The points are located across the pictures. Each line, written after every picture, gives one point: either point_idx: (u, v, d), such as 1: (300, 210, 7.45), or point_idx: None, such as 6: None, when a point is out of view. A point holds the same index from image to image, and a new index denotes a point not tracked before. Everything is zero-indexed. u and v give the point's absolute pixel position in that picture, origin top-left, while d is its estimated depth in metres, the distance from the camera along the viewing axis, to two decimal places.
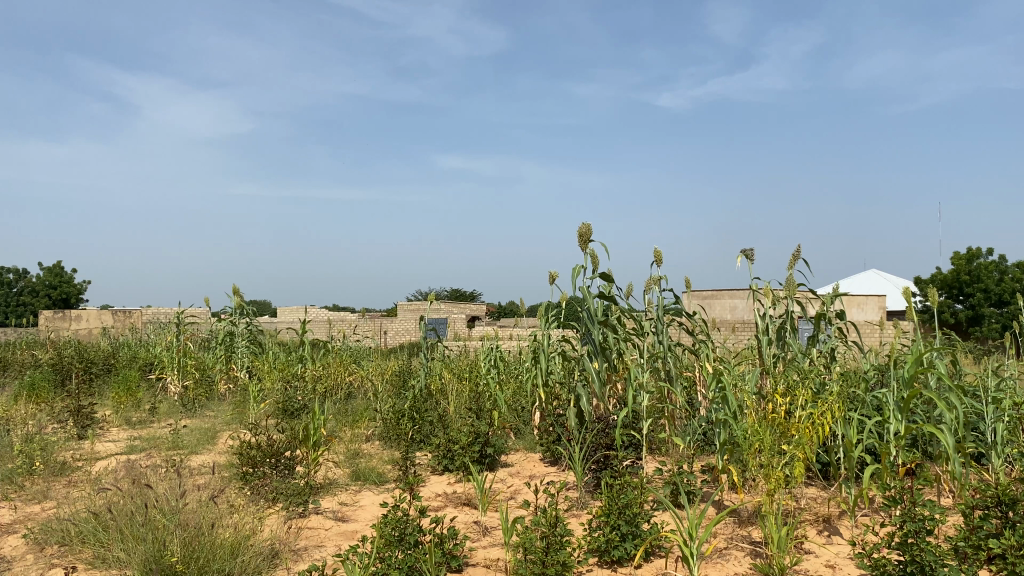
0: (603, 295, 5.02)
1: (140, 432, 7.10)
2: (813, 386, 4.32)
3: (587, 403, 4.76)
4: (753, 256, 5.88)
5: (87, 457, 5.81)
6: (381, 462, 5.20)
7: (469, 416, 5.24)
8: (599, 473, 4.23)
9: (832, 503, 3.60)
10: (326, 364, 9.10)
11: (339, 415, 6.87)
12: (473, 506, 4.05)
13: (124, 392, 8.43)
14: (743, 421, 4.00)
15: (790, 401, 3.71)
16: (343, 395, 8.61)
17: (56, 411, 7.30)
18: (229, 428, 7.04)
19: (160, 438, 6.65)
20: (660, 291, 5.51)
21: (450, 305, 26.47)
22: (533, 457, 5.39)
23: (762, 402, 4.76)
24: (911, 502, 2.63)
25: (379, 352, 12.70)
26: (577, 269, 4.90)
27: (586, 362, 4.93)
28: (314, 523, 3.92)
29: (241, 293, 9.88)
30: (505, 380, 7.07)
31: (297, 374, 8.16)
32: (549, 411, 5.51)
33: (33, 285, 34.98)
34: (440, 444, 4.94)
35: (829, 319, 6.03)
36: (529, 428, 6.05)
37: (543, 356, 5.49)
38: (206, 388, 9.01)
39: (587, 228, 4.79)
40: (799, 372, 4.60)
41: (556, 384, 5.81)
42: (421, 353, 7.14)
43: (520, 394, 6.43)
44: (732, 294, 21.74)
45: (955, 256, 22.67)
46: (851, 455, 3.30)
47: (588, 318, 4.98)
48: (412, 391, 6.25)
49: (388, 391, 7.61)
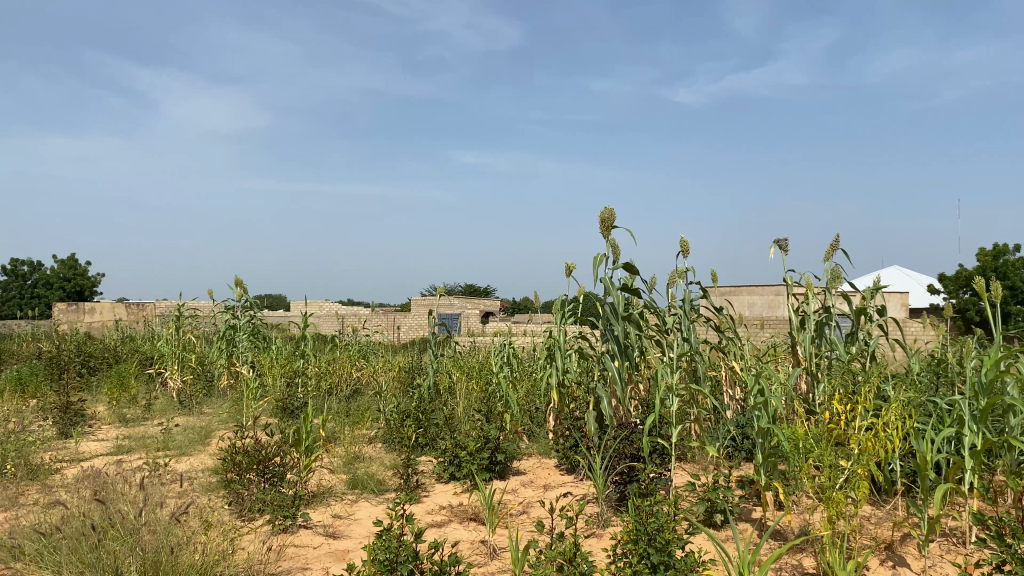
0: (628, 288, 4.57)
1: (132, 431, 6.71)
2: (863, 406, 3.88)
3: (609, 407, 4.31)
4: (785, 246, 5.71)
5: (68, 458, 5.41)
6: (381, 468, 4.76)
7: (478, 417, 4.78)
8: (623, 487, 3.76)
9: (894, 525, 3.10)
10: (331, 359, 8.68)
11: (341, 414, 6.44)
12: (481, 522, 3.62)
13: (118, 388, 8.05)
14: (787, 428, 3.53)
15: (847, 408, 3.24)
16: (348, 393, 8.22)
17: (43, 407, 6.91)
18: (225, 427, 6.64)
19: (150, 438, 6.24)
20: (687, 284, 5.07)
21: (464, 300, 26.10)
22: (548, 463, 4.94)
23: (805, 407, 4.28)
24: (1017, 540, 2.13)
25: (388, 346, 12.28)
26: (598, 258, 4.45)
27: (608, 362, 4.48)
28: (301, 540, 3.48)
29: (244, 284, 9.48)
30: (517, 378, 6.63)
31: (300, 369, 7.75)
32: (566, 413, 5.06)
33: (47, 277, 35.00)
34: (446, 449, 4.49)
35: (871, 316, 5.59)
36: (543, 430, 5.60)
37: (560, 353, 5.05)
38: (205, 383, 8.62)
39: (609, 212, 4.34)
40: (846, 373, 4.12)
41: (574, 385, 5.35)
42: (429, 348, 6.71)
43: (534, 394, 6.00)
44: (751, 291, 21.21)
45: (981, 253, 22.03)
46: (922, 472, 2.81)
47: (614, 313, 4.51)
48: (418, 390, 5.83)
49: (395, 389, 7.17)
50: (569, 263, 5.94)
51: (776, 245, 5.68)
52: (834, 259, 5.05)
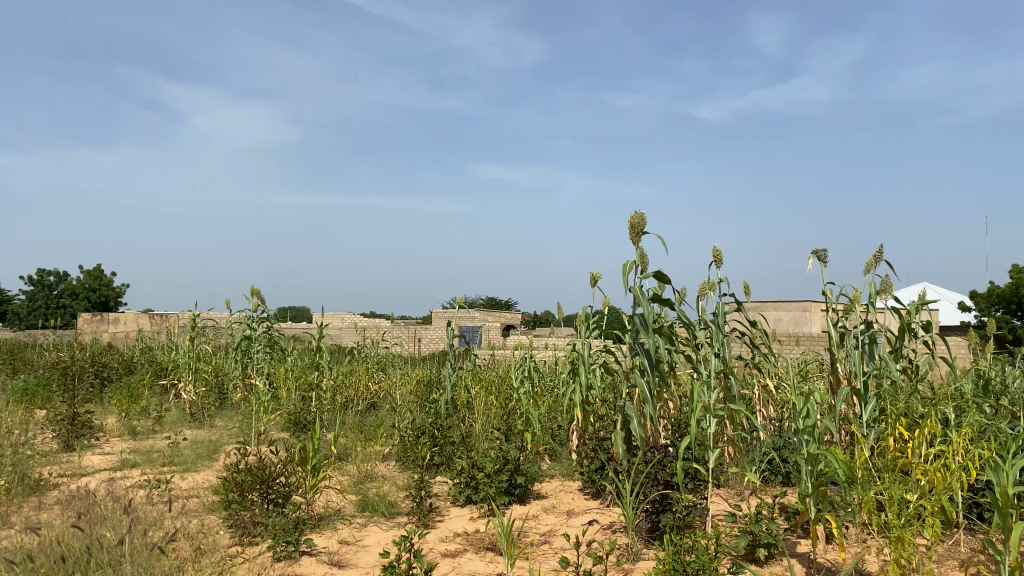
0: (659, 299, 4.26)
1: (140, 444, 6.48)
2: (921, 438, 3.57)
3: (639, 427, 4.00)
4: (824, 256, 5.40)
5: (69, 474, 5.17)
6: (393, 489, 4.48)
7: (497, 436, 4.48)
8: (655, 517, 3.45)
9: (963, 568, 2.76)
10: (347, 372, 8.43)
11: (355, 430, 6.18)
12: (499, 552, 3.33)
13: (128, 400, 7.83)
14: (839, 452, 3.23)
15: (910, 435, 2.91)
16: (364, 407, 7.96)
17: (49, 418, 6.70)
18: (234, 441, 6.39)
19: (157, 453, 6.01)
20: (721, 297, 4.77)
21: (486, 313, 25.86)
22: (571, 486, 4.63)
23: (852, 430, 3.94)
24: None
25: (407, 359, 12.03)
26: (628, 266, 4.16)
27: (638, 379, 4.18)
28: (302, 570, 3.21)
29: (260, 294, 9.26)
30: (538, 394, 6.34)
31: (314, 383, 7.50)
32: (591, 433, 4.75)
33: (72, 287, 35.25)
34: (462, 470, 4.20)
35: (916, 333, 5.25)
36: (565, 450, 5.30)
37: (585, 368, 4.76)
38: (217, 396, 8.39)
39: (640, 217, 4.05)
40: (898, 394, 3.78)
41: (599, 402, 5.04)
42: (447, 361, 6.43)
43: (557, 411, 5.70)
44: (777, 306, 20.79)
45: (1014, 269, 21.46)
46: (1001, 511, 2.48)
47: (646, 326, 4.21)
48: (434, 405, 5.56)
49: (411, 404, 6.89)
50: (595, 274, 5.65)
51: (814, 256, 5.37)
52: (881, 271, 4.72)
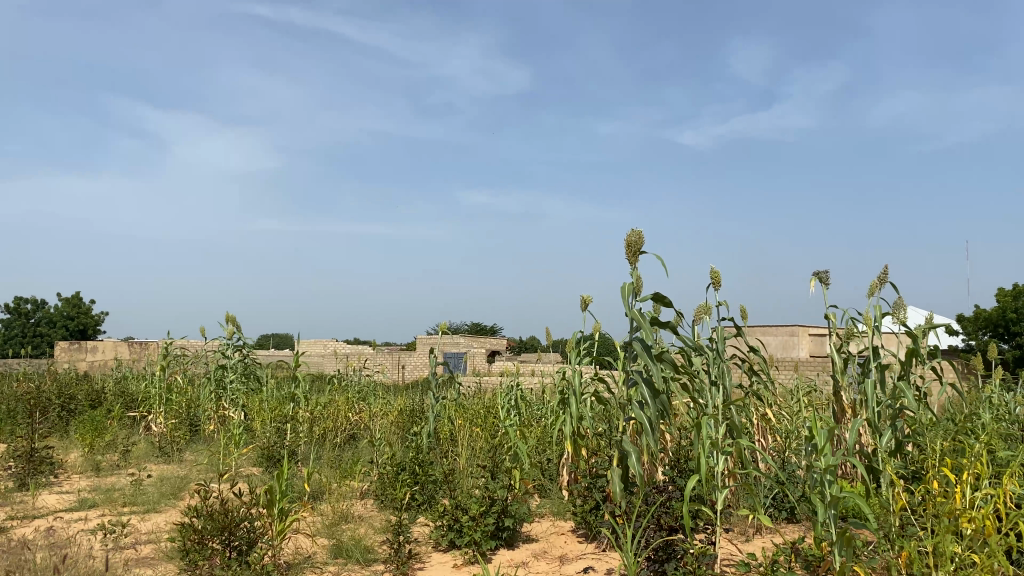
0: (659, 323, 3.98)
1: (101, 482, 6.07)
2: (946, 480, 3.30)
3: (639, 464, 3.69)
4: (826, 279, 5.15)
5: (19, 517, 4.76)
6: (369, 532, 4.13)
7: (483, 474, 4.16)
8: (658, 566, 3.15)
9: None
10: (326, 402, 8.05)
11: (332, 467, 5.81)
12: None
13: (92, 433, 7.40)
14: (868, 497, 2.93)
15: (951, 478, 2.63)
16: (342, 440, 7.59)
17: (5, 455, 6.27)
18: (203, 478, 6.00)
19: (118, 491, 5.61)
20: (722, 321, 4.49)
21: (471, 340, 25.51)
22: (563, 526, 4.31)
23: (870, 467, 3.65)
24: None
25: (389, 387, 11.67)
26: (626, 288, 3.87)
27: (637, 411, 3.88)
28: None
29: (235, 320, 8.89)
30: (526, 425, 6.02)
31: (290, 415, 7.13)
32: (584, 468, 4.44)
33: (50, 315, 34.55)
34: (444, 512, 3.87)
35: (923, 359, 4.99)
36: (555, 486, 4.97)
37: (578, 398, 4.46)
38: (188, 428, 7.98)
39: (638, 235, 3.77)
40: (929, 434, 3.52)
41: (592, 434, 4.73)
42: (430, 391, 6.10)
43: (546, 444, 5.38)
44: (764, 331, 20.57)
45: (1000, 293, 21.42)
46: None
47: (646, 352, 3.92)
48: (415, 439, 5.22)
49: (392, 437, 6.53)
50: (585, 297, 5.36)
51: (816, 278, 5.11)
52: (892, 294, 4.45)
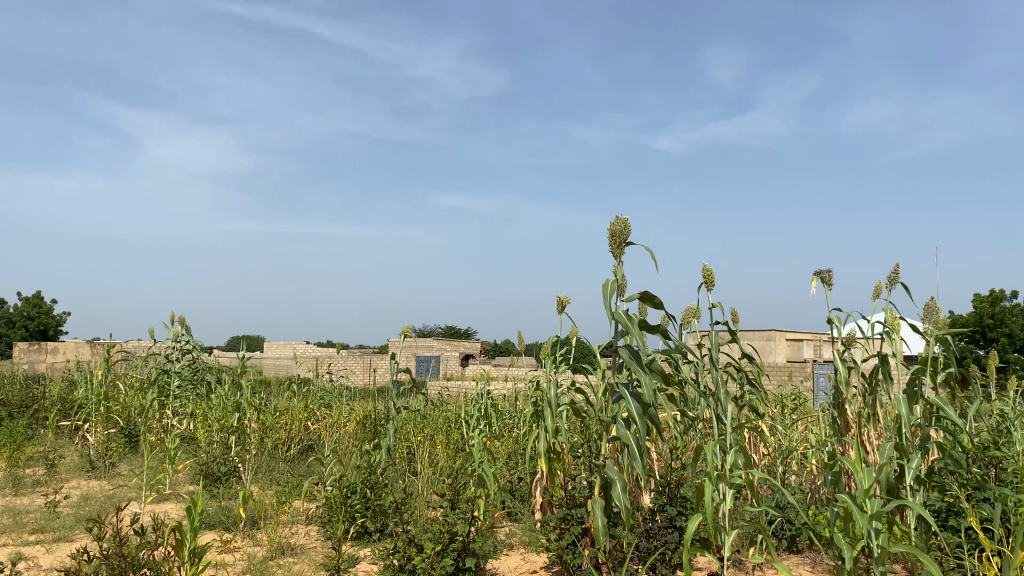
0: (649, 328, 3.41)
1: (13, 502, 5.35)
2: (994, 515, 2.79)
3: (627, 495, 3.14)
4: (828, 279, 4.61)
5: None
6: (307, 571, 3.51)
7: (442, 502, 3.58)
8: None
9: None
10: (280, 411, 7.39)
11: (277, 487, 5.17)
12: None
13: (15, 446, 6.66)
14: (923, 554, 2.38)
15: None
16: (295, 453, 6.94)
17: None
18: (129, 499, 5.31)
19: (29, 514, 4.91)
20: (716, 322, 3.94)
21: (443, 343, 24.85)
22: (533, 559, 3.76)
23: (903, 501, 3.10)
24: None
25: (353, 392, 11.01)
26: (610, 285, 3.30)
27: (626, 429, 3.32)
28: None
29: (182, 321, 8.18)
30: (496, 438, 5.44)
31: (237, 427, 6.46)
32: (559, 493, 3.89)
33: (10, 316, 33.41)
34: (393, 548, 3.27)
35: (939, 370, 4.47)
36: (526, 511, 4.39)
37: (553, 412, 3.89)
38: (125, 440, 7.26)
39: (623, 223, 3.20)
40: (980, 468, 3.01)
41: (569, 451, 4.17)
42: (389, 401, 5.49)
43: (518, 462, 4.81)
44: (742, 336, 20.19)
45: (976, 298, 21.28)
46: None
47: (635, 361, 3.35)
48: (370, 458, 4.62)
49: (347, 453, 5.90)
50: (562, 296, 4.80)
51: (815, 277, 4.59)
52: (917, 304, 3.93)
